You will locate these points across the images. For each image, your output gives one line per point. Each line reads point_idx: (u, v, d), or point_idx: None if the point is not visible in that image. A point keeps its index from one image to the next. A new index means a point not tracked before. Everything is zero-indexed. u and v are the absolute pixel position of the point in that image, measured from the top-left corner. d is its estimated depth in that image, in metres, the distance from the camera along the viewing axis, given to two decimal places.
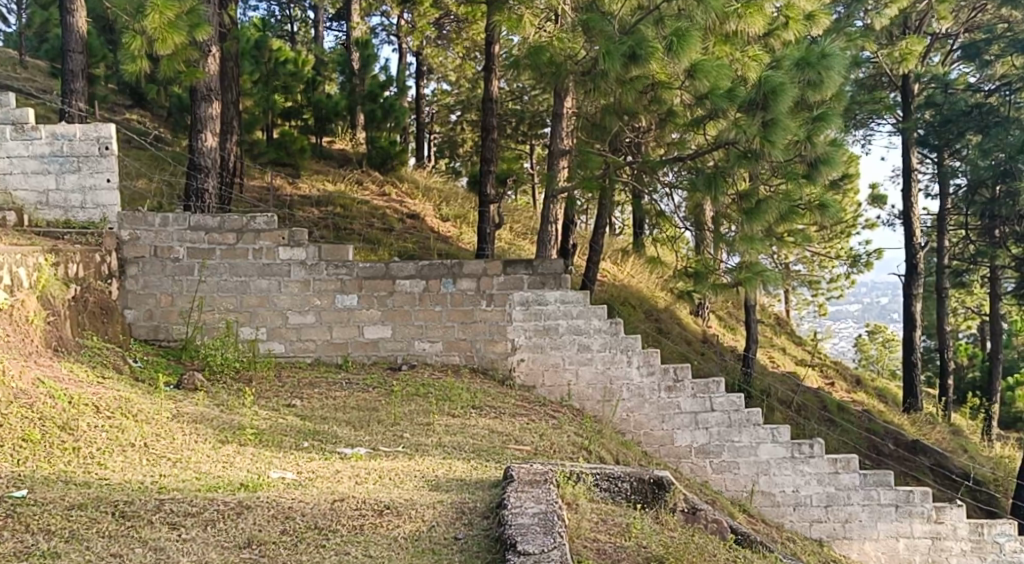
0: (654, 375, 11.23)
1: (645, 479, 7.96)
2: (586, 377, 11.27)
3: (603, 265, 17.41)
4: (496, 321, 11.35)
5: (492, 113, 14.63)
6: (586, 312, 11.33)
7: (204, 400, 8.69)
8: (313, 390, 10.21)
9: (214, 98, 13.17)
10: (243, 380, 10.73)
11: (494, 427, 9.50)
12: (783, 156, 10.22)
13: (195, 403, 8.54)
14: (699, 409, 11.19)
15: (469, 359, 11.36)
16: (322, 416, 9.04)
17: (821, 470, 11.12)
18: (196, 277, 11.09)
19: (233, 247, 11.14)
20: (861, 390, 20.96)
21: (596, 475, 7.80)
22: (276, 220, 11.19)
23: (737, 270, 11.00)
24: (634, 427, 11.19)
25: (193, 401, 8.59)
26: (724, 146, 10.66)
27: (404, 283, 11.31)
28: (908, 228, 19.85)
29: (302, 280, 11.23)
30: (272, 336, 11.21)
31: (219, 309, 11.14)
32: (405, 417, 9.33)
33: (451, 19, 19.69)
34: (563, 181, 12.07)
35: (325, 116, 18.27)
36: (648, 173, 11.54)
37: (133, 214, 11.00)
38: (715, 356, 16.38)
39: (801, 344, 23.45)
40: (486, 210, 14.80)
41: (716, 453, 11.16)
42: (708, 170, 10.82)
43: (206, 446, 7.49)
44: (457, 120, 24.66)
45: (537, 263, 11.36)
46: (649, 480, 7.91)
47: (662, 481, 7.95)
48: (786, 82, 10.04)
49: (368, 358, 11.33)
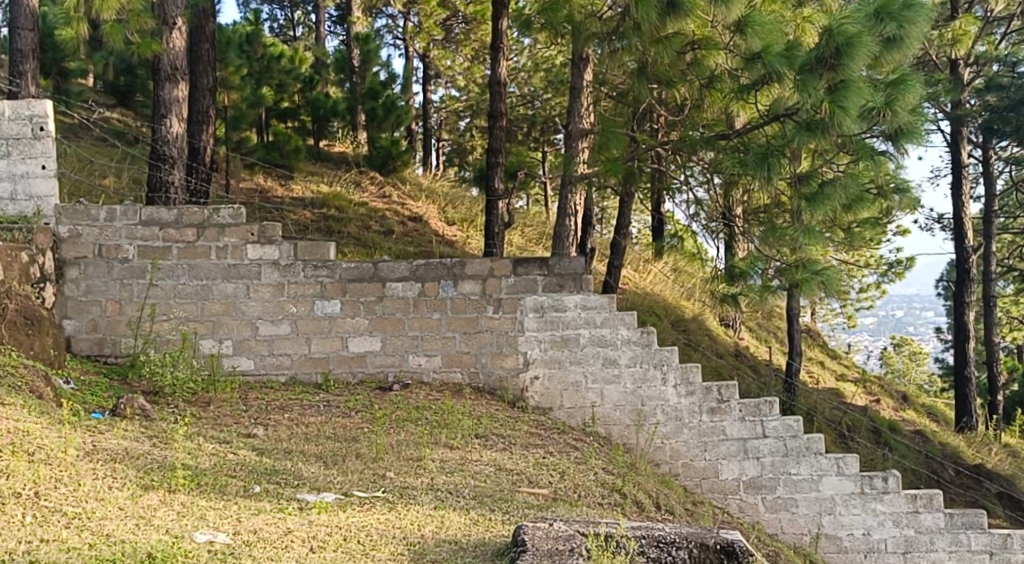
0: (694, 396, 9.42)
1: (708, 544, 6.23)
2: (612, 397, 9.44)
3: (624, 272, 15.57)
4: (505, 331, 9.54)
5: (500, 98, 12.90)
6: (611, 320, 9.52)
7: (130, 432, 6.85)
8: (282, 416, 8.42)
9: (180, 78, 11.48)
10: (199, 404, 8.90)
11: (501, 464, 7.68)
12: (855, 128, 8.25)
13: (118, 436, 6.72)
14: (748, 436, 9.37)
15: (474, 377, 9.55)
16: (285, 451, 7.19)
17: (897, 508, 9.25)
18: (148, 280, 9.33)
19: (193, 245, 9.38)
20: (907, 408, 18.97)
21: (643, 540, 6.05)
22: (244, 213, 9.43)
23: (790, 271, 9.18)
24: (670, 458, 9.37)
25: (116, 434, 6.76)
26: (781, 118, 8.85)
27: (395, 286, 9.52)
28: (958, 231, 17.80)
29: (274, 284, 9.45)
30: (238, 350, 9.42)
31: (175, 318, 9.35)
32: (390, 449, 7.47)
33: (460, 19, 19.43)
34: (584, 167, 10.24)
35: (324, 116, 16.58)
36: (684, 154, 9.76)
37: (73, 208, 9.26)
38: (752, 372, 14.44)
39: (838, 360, 21.46)
40: (495, 209, 12.96)
41: (770, 489, 9.32)
42: (756, 148, 8.98)
43: (119, 496, 5.83)
44: (465, 128, 22.81)
45: (553, 261, 9.57)
46: (713, 547, 6.19)
47: (733, 547, 6.22)
48: (863, 33, 8.13)
49: (353, 376, 9.52)
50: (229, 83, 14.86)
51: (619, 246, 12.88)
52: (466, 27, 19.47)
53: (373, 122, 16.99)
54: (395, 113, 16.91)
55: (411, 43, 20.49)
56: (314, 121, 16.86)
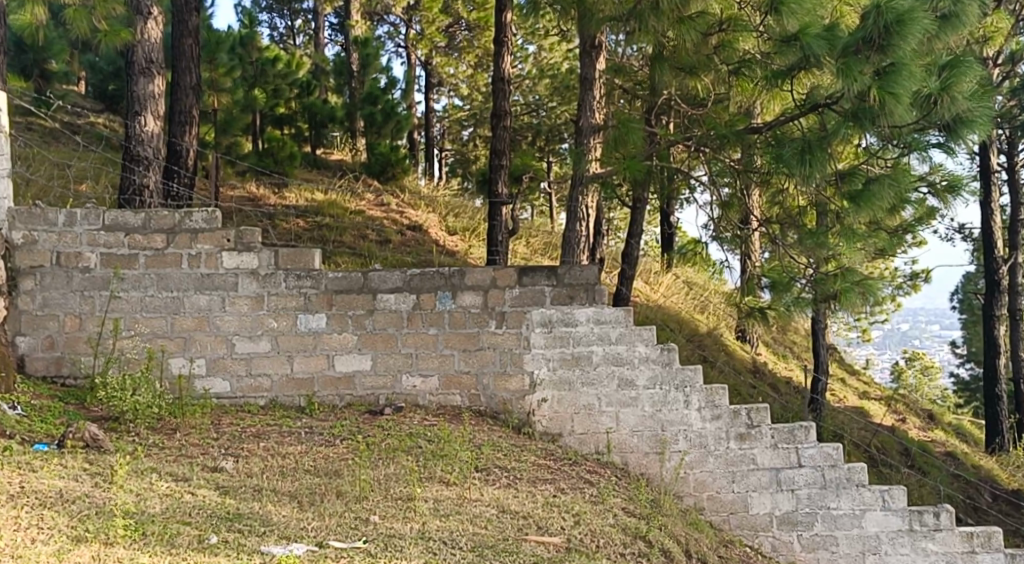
0: (720, 421, 8.47)
1: None
2: (629, 422, 8.47)
3: (634, 284, 14.52)
4: (509, 348, 8.56)
5: (504, 97, 11.97)
6: (627, 336, 8.56)
7: (61, 470, 6.28)
8: (257, 445, 7.45)
9: (156, 72, 10.51)
10: (164, 433, 7.88)
11: (505, 505, 6.76)
12: (908, 117, 7.28)
13: (45, 475, 6.18)
14: (781, 465, 8.45)
15: (475, 399, 8.57)
16: (249, 488, 6.37)
17: (951, 548, 8.36)
18: (112, 292, 8.36)
19: (162, 252, 8.41)
20: (935, 427, 17.87)
21: None
22: (219, 217, 8.45)
23: (829, 281, 8.29)
24: (695, 490, 8.41)
25: (41, 473, 6.21)
26: (820, 109, 7.89)
27: (386, 298, 8.55)
28: (988, 239, 16.37)
29: (253, 297, 8.48)
30: (212, 370, 8.44)
31: (142, 334, 8.37)
32: (377, 487, 6.60)
33: (463, 24, 18.41)
34: (597, 165, 9.27)
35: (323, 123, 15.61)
36: (709, 151, 8.86)
37: (27, 211, 8.30)
38: (772, 390, 13.37)
39: (859, 377, 20.40)
40: (498, 215, 11.96)
41: (806, 525, 8.40)
42: (793, 142, 8.02)
43: (40, 551, 5.33)
44: (468, 138, 21.76)
45: (562, 271, 8.59)
46: None
47: None
48: (917, 8, 7.13)
49: (340, 399, 8.55)
50: (219, 85, 13.52)
51: (633, 256, 11.90)
52: (469, 34, 18.49)
53: (372, 129, 16.03)
54: (395, 119, 16.02)
55: (413, 50, 19.53)
56: (311, 127, 15.94)
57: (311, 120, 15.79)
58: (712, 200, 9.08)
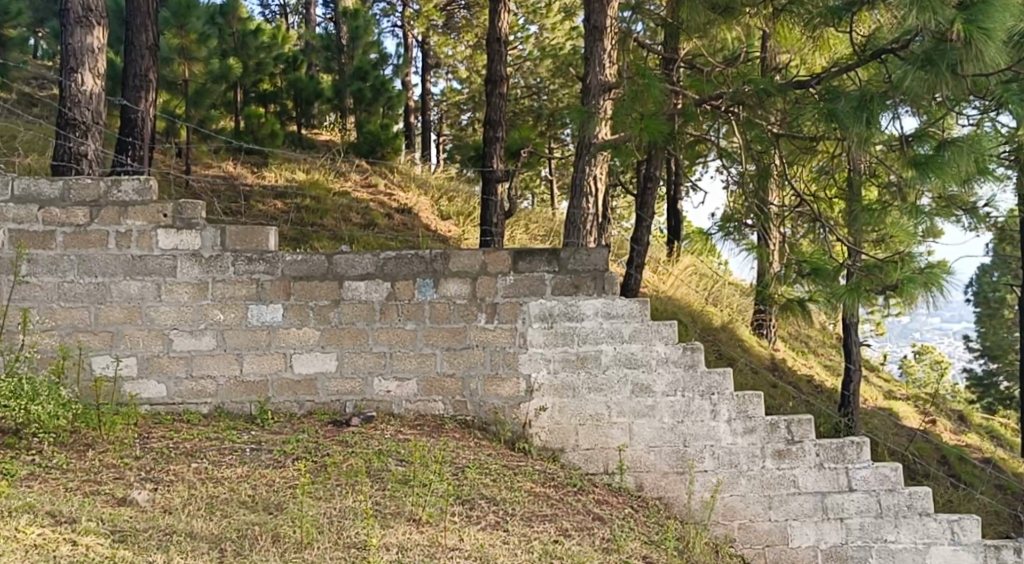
0: (754, 435, 7.04)
1: None
2: (645, 436, 7.05)
3: (643, 273, 13.07)
4: (502, 347, 7.12)
5: (501, 60, 10.44)
6: (643, 332, 7.11)
7: None
8: (186, 466, 6.28)
9: (95, 23, 8.65)
10: (76, 450, 6.50)
11: (487, 557, 5.61)
12: (999, 58, 5.92)
13: None
14: (828, 489, 7.04)
15: (460, 407, 7.13)
16: (152, 544, 5.38)
17: None
18: (21, 276, 6.91)
19: (84, 229, 6.95)
20: (970, 431, 16.34)
21: None
22: (152, 186, 6.98)
23: (889, 267, 6.86)
24: (724, 518, 7.03)
25: None
26: (883, 56, 6.59)
27: (354, 286, 7.11)
28: None
29: (194, 284, 7.03)
30: (144, 372, 7.01)
31: (60, 327, 6.94)
32: (326, 528, 5.64)
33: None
34: (606, 131, 7.83)
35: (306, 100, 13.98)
36: (743, 111, 7.48)
37: None
38: (796, 389, 11.81)
39: (883, 376, 18.89)
40: (492, 192, 10.51)
41: (857, 561, 7.04)
42: (850, 93, 6.63)
43: None
44: (467, 122, 20.29)
45: (565, 254, 7.13)
46: None
47: None
48: None
49: (299, 406, 7.12)
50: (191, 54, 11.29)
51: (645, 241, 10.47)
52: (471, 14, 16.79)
53: (361, 106, 14.23)
54: (387, 95, 14.35)
55: (408, 27, 18.00)
56: (297, 106, 14.05)
57: (297, 98, 13.88)
58: (746, 170, 7.83)
